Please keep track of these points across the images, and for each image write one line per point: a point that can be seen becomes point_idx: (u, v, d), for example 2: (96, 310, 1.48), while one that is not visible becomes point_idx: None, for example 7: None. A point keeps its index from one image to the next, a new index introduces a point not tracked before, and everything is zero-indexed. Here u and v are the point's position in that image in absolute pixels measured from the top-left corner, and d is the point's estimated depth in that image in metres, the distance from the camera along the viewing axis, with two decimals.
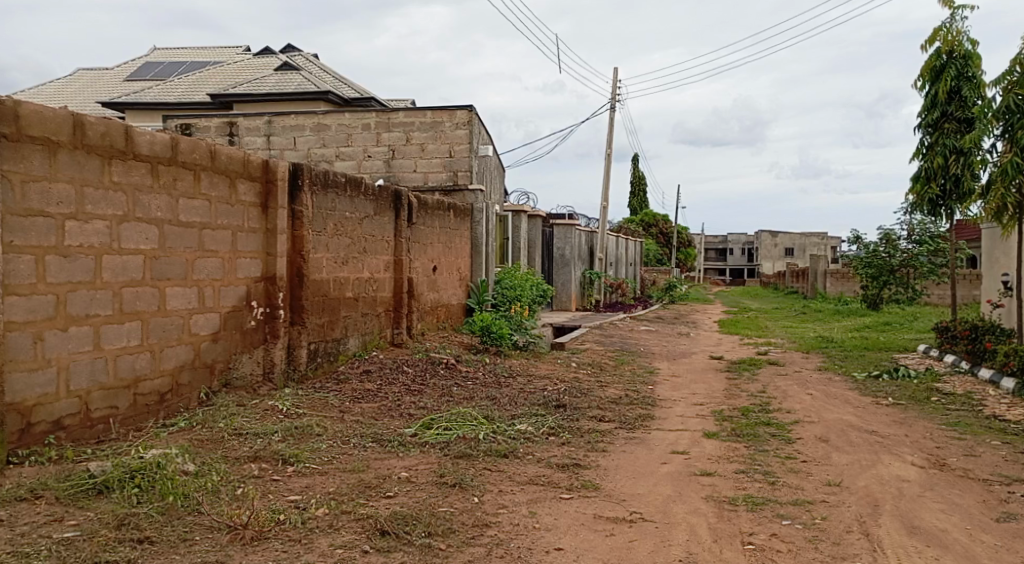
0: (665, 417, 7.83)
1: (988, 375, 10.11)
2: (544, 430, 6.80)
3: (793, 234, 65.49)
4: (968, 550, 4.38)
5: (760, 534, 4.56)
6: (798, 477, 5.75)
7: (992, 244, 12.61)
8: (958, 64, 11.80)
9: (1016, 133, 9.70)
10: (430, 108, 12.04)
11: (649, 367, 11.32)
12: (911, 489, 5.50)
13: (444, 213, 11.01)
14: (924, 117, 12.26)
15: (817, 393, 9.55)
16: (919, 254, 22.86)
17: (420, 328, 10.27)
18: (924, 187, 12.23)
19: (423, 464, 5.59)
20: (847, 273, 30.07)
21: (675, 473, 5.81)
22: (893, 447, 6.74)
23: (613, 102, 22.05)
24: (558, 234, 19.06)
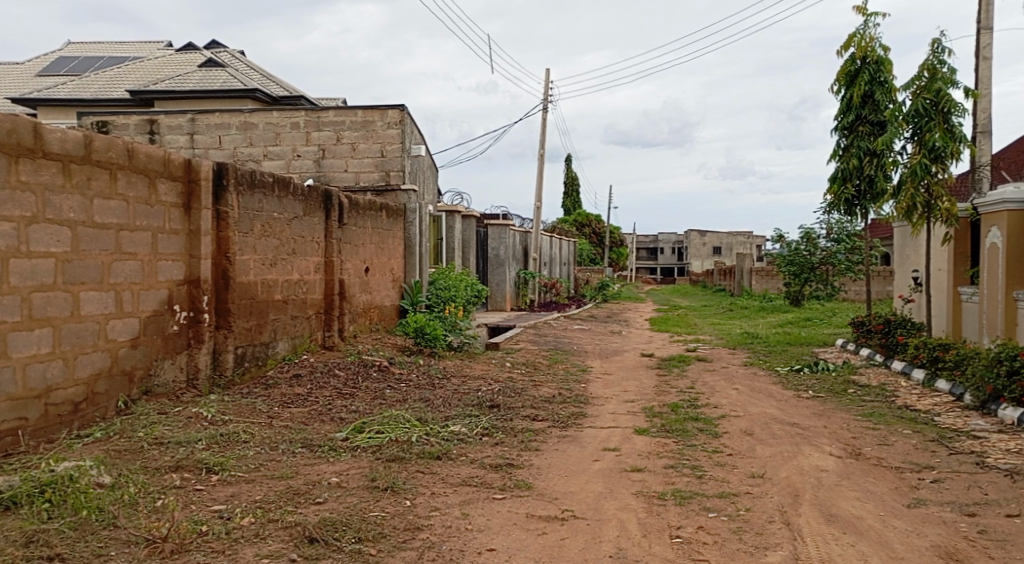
0: (597, 415, 7.93)
1: (901, 368, 10.58)
2: (477, 431, 6.80)
3: (720, 233, 67.15)
4: (881, 535, 4.57)
5: (687, 527, 4.66)
6: (724, 470, 5.91)
7: (903, 242, 13.19)
8: (871, 69, 12.28)
9: (924, 136, 10.19)
10: (360, 107, 11.91)
11: (582, 366, 11.46)
12: (829, 478, 5.71)
13: (376, 213, 10.90)
14: (840, 120, 12.74)
15: (743, 388, 9.82)
16: (837, 252, 23.81)
17: (352, 330, 10.15)
18: (841, 187, 12.75)
19: (354, 469, 5.52)
20: (771, 271, 31.03)
21: (606, 470, 5.89)
22: (813, 439, 6.98)
23: (545, 102, 22.21)
24: (493, 234, 19.03)
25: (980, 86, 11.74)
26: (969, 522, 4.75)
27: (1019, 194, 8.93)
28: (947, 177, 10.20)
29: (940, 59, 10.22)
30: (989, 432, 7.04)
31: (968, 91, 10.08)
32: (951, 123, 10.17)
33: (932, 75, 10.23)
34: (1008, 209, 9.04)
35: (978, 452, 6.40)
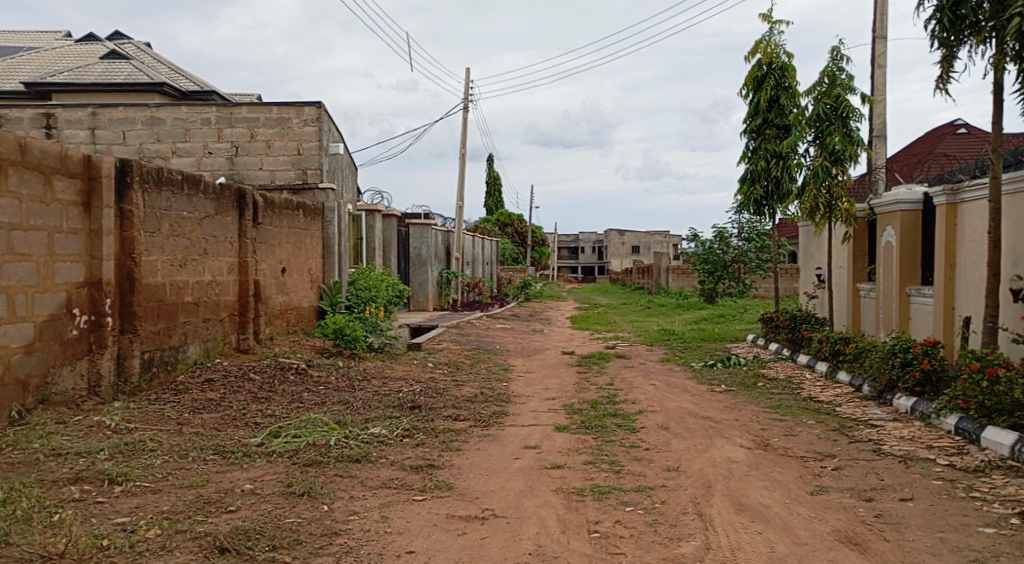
0: (518, 413, 7.97)
1: (807, 361, 11.04)
2: (398, 433, 6.74)
3: (638, 232, 68.49)
4: (787, 522, 4.76)
5: (605, 522, 4.74)
6: (641, 464, 6.04)
7: (808, 241, 13.75)
8: (776, 74, 12.74)
9: (826, 140, 10.65)
10: (275, 104, 11.64)
11: (504, 365, 11.50)
12: (740, 469, 5.91)
13: (292, 213, 10.66)
14: (748, 123, 13.19)
15: (659, 383, 10.07)
16: (748, 250, 24.72)
17: (268, 333, 9.90)
18: (750, 188, 13.24)
19: (269, 475, 5.39)
20: (687, 269, 31.90)
21: (527, 468, 5.93)
22: (725, 431, 7.20)
23: (466, 102, 22.18)
24: (415, 233, 18.83)
25: (877, 92, 12.35)
26: (867, 507, 5.00)
27: (912, 195, 9.41)
28: (846, 179, 10.68)
29: (840, 66, 10.69)
30: (885, 420, 7.42)
31: (865, 96, 10.58)
32: (849, 128, 10.67)
33: (832, 81, 10.69)
34: (901, 209, 9.52)
35: (875, 439, 6.73)
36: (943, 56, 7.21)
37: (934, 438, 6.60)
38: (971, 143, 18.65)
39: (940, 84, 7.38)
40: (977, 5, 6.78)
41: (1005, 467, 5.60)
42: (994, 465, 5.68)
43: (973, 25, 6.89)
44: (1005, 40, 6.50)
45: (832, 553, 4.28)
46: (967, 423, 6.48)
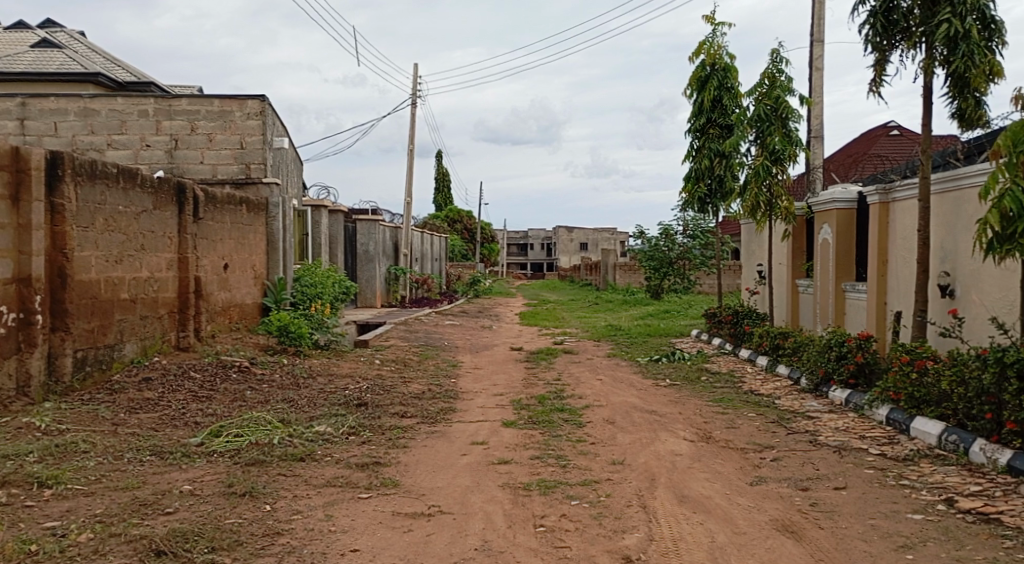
0: (466, 410, 7.96)
1: (748, 355, 11.29)
2: (343, 430, 6.67)
3: (586, 229, 68.97)
4: (727, 513, 4.86)
5: (550, 516, 4.78)
6: (587, 458, 6.10)
7: (750, 238, 14.04)
8: (719, 75, 12.96)
9: (766, 139, 10.89)
10: (217, 96, 11.41)
11: (452, 361, 11.49)
12: (683, 462, 6.01)
13: (234, 208, 10.45)
14: (692, 122, 13.39)
15: (606, 378, 10.19)
16: (693, 247, 25.01)
17: (210, 330, 9.69)
18: (694, 186, 13.48)
19: (209, 475, 5.28)
20: (634, 266, 32.26)
21: (474, 463, 5.93)
22: (669, 425, 7.31)
23: (414, 97, 22.02)
24: (362, 229, 18.65)
25: (814, 94, 12.67)
26: (803, 496, 5.14)
27: (847, 194, 9.65)
28: (786, 178, 10.95)
29: (779, 68, 10.93)
30: (821, 412, 7.64)
31: (803, 98, 10.85)
32: (788, 128, 10.93)
33: (772, 82, 10.92)
34: (837, 208, 9.74)
35: (812, 431, 6.93)
36: (876, 59, 7.43)
37: (866, 429, 6.81)
38: (904, 145, 19.23)
39: (874, 87, 7.60)
40: (908, 11, 7.02)
41: (932, 456, 5.82)
42: (922, 454, 5.89)
43: (904, 30, 7.12)
44: (934, 45, 6.75)
45: (769, 542, 4.39)
46: (897, 414, 6.71)
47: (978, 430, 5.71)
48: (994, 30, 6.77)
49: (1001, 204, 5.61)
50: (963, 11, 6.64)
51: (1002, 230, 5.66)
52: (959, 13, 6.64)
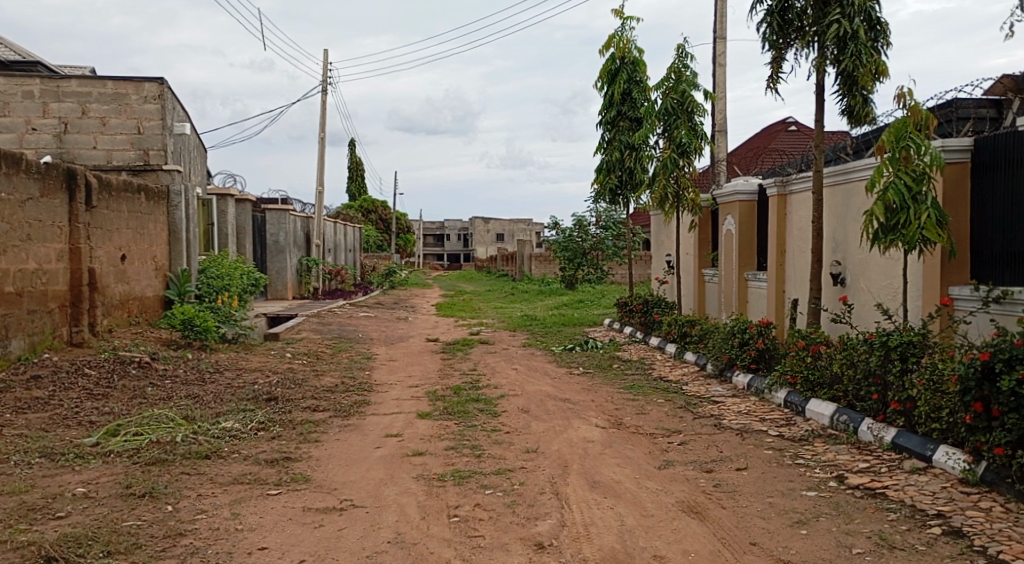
0: (380, 402, 7.88)
1: (658, 343, 11.59)
2: (251, 426, 6.50)
3: (502, 219, 69.20)
4: (636, 496, 4.98)
5: (464, 506, 4.78)
6: (501, 447, 6.13)
7: (659, 230, 14.40)
8: (629, 69, 13.18)
9: (673, 133, 11.17)
10: (110, 78, 10.88)
11: (366, 353, 11.35)
12: (594, 448, 6.12)
13: (131, 196, 10.00)
14: (603, 115, 13.60)
15: (521, 367, 10.29)
16: (605, 238, 25.59)
17: (106, 325, 9.25)
18: (606, 177, 13.72)
19: (105, 477, 5.06)
20: (549, 257, 32.69)
21: (387, 456, 5.88)
22: (581, 412, 7.43)
23: (325, 84, 21.56)
24: (271, 219, 18.18)
25: (718, 89, 13.07)
26: (707, 478, 5.32)
27: (748, 185, 10.02)
28: (692, 171, 11.30)
29: (685, 63, 11.20)
30: (725, 396, 7.92)
31: (707, 93, 11.17)
32: (694, 122, 11.24)
33: (678, 77, 11.18)
34: (740, 200, 10.10)
35: (716, 415, 7.17)
36: (773, 57, 7.71)
37: (766, 411, 7.10)
38: (802, 141, 20.14)
39: (772, 84, 7.88)
40: (802, 11, 7.32)
41: (825, 435, 6.11)
42: (817, 433, 6.18)
43: (798, 29, 7.43)
44: (825, 44, 7.07)
45: (675, 523, 4.53)
46: (794, 396, 7.02)
47: (865, 410, 6.04)
48: (880, 31, 7.13)
49: (885, 196, 5.97)
50: (852, 12, 6.97)
51: (886, 221, 5.99)
52: (848, 14, 6.98)
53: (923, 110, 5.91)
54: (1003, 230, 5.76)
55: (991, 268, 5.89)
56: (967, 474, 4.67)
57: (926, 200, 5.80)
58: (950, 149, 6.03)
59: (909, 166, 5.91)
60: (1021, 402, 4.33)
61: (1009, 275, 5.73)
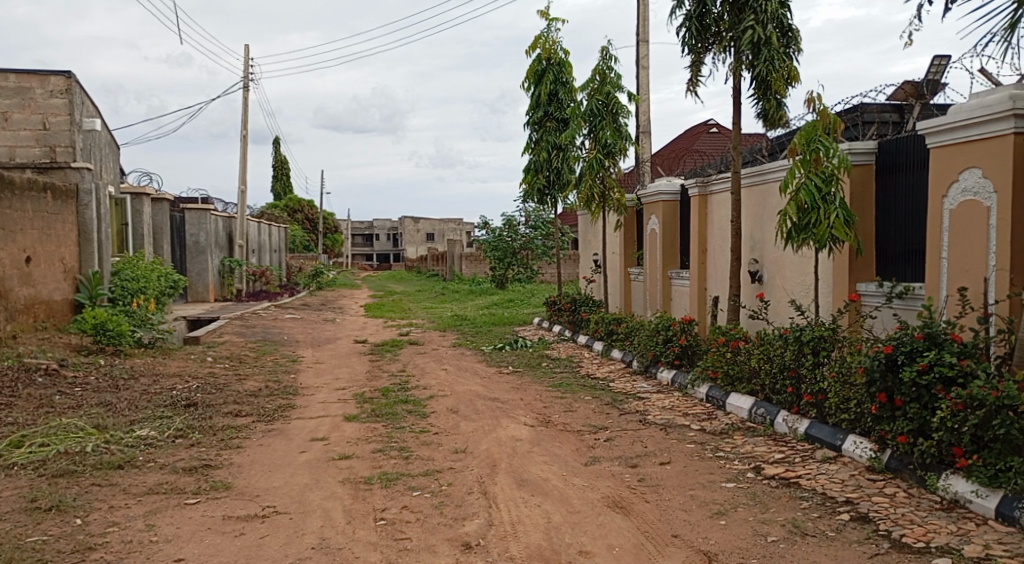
0: (306, 405, 7.74)
1: (585, 341, 11.74)
2: (169, 433, 6.30)
3: (432, 219, 68.85)
4: (563, 493, 5.04)
5: (392, 508, 4.75)
6: (429, 448, 6.11)
7: (587, 229, 14.61)
8: (555, 69, 13.30)
9: (598, 133, 11.32)
10: (13, 71, 10.39)
11: (292, 356, 11.14)
12: (522, 446, 6.16)
13: (36, 194, 9.58)
14: (530, 115, 13.69)
15: (450, 367, 10.27)
16: (535, 238, 25.74)
17: (10, 331, 8.81)
18: (534, 178, 13.82)
19: (9, 491, 4.84)
20: (479, 256, 32.72)
21: (313, 460, 5.79)
22: (510, 411, 7.46)
23: (246, 80, 21.03)
24: (190, 219, 17.66)
25: (642, 90, 13.31)
26: (632, 473, 5.43)
27: (671, 186, 10.28)
28: (617, 171, 11.50)
29: (609, 65, 11.38)
30: (650, 392, 8.08)
31: (631, 94, 11.38)
32: (619, 123, 11.42)
33: (603, 78, 11.35)
34: (663, 200, 10.36)
35: (641, 410, 7.31)
36: (692, 61, 7.91)
37: (689, 406, 7.29)
38: (722, 143, 20.72)
39: (691, 87, 8.09)
40: (719, 17, 7.51)
41: (744, 428, 6.31)
42: (735, 427, 6.38)
43: (716, 34, 7.64)
44: (741, 50, 7.29)
45: (601, 518, 4.60)
46: (715, 391, 7.24)
47: (781, 403, 6.28)
48: (791, 39, 7.39)
49: (797, 197, 6.19)
50: (765, 19, 7.20)
51: (798, 221, 6.22)
52: (761, 21, 7.21)
53: (831, 114, 6.15)
54: (906, 229, 6.05)
55: (895, 265, 6.18)
56: (873, 462, 4.91)
57: (835, 200, 6.05)
58: (856, 152, 6.30)
59: (819, 168, 6.14)
60: (921, 393, 4.53)
61: (911, 271, 6.02)
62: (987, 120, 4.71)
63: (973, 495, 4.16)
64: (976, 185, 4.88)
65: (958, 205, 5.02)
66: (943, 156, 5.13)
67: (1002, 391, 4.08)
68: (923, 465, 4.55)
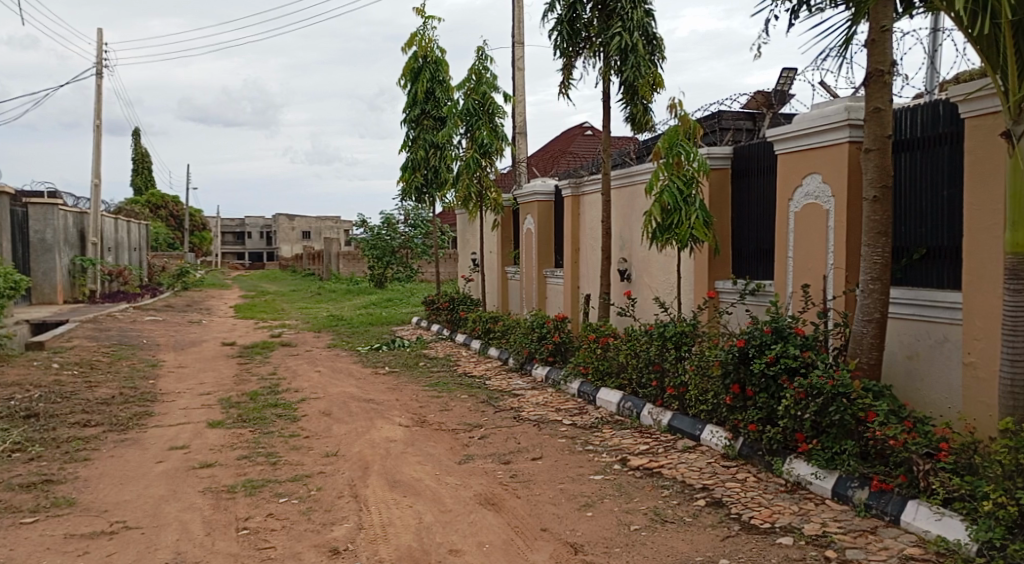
0: (165, 412, 7.37)
1: (463, 340, 11.77)
2: (6, 448, 5.83)
3: (308, 217, 67.03)
4: (435, 493, 5.04)
5: (255, 517, 4.60)
6: (299, 453, 5.96)
7: (465, 228, 14.66)
8: (431, 68, 13.25)
9: (474, 133, 11.37)
10: None
11: (151, 360, 10.56)
12: (396, 447, 6.10)
13: None
14: (407, 113, 13.58)
15: (324, 369, 10.04)
16: (414, 237, 25.55)
17: None
18: (412, 176, 13.74)
19: None
20: (357, 255, 32.20)
21: (170, 470, 5.52)
22: (384, 412, 7.38)
23: (99, 67, 19.71)
24: (36, 214, 16.42)
25: (518, 91, 13.49)
26: (504, 469, 5.50)
27: (546, 186, 10.47)
28: (494, 171, 11.60)
29: (485, 65, 11.45)
30: (525, 389, 8.21)
31: (507, 95, 11.50)
32: (495, 123, 11.51)
33: (479, 78, 11.41)
34: (538, 200, 10.54)
35: (516, 407, 7.41)
36: (564, 64, 8.07)
37: (561, 401, 7.45)
38: (595, 145, 21.30)
39: (564, 89, 8.27)
40: (589, 22, 7.71)
41: (612, 421, 6.52)
42: (605, 420, 6.58)
43: (586, 39, 7.81)
44: (610, 55, 7.52)
45: (472, 516, 4.63)
46: (586, 385, 7.43)
47: (646, 396, 6.52)
48: (656, 46, 7.69)
49: (660, 198, 6.44)
50: (632, 27, 7.44)
51: (662, 221, 6.47)
52: (628, 28, 7.44)
53: (692, 120, 6.45)
54: (758, 230, 6.42)
55: (749, 264, 6.55)
56: (728, 449, 5.19)
57: (695, 202, 6.35)
58: (714, 157, 6.62)
59: (680, 171, 6.42)
60: (769, 383, 4.83)
61: (762, 270, 6.39)
62: (826, 129, 5.08)
63: (813, 477, 4.48)
64: (816, 189, 5.25)
65: (801, 208, 5.38)
66: (789, 161, 5.49)
67: (838, 379, 4.41)
68: (771, 451, 4.86)
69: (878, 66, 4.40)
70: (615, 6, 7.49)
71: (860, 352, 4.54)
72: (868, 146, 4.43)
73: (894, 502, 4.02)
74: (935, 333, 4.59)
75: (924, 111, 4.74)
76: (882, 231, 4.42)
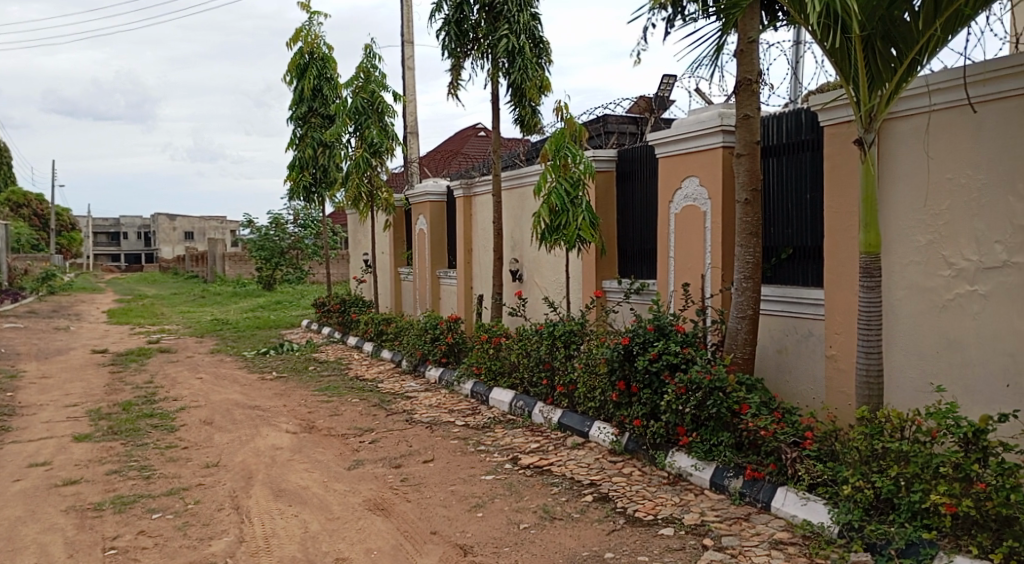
0: (25, 427, 6.86)
1: (355, 342, 11.55)
2: None
3: (191, 217, 64.19)
4: (323, 501, 4.91)
5: (125, 535, 4.35)
6: (175, 465, 5.68)
7: (356, 229, 14.40)
8: (318, 64, 12.94)
9: (364, 132, 11.17)
10: None
11: (11, 371, 9.81)
12: (282, 455, 5.91)
13: None
14: (294, 110, 13.20)
15: (206, 376, 9.61)
16: (304, 237, 24.83)
17: None
18: (299, 175, 13.35)
19: None
20: (243, 256, 31.08)
21: (30, 489, 5.14)
22: (271, 419, 7.14)
23: None
24: None
25: (408, 91, 13.36)
26: (395, 473, 5.42)
27: (437, 187, 10.42)
28: (385, 171, 11.43)
29: (373, 64, 11.28)
30: (418, 391, 8.14)
31: (396, 94, 11.38)
32: (384, 122, 11.36)
33: (367, 76, 11.23)
34: (430, 200, 10.46)
35: (408, 410, 7.33)
36: (452, 65, 8.05)
37: (454, 402, 7.42)
38: (488, 146, 21.35)
39: (453, 90, 8.25)
40: (476, 23, 7.70)
41: (504, 421, 6.55)
42: (497, 420, 6.61)
43: (473, 40, 7.80)
44: (498, 57, 7.56)
45: (360, 522, 4.54)
46: (479, 386, 7.44)
47: (538, 394, 6.59)
48: (542, 50, 7.80)
49: (548, 200, 6.52)
50: (518, 30, 7.52)
51: (550, 222, 6.55)
52: (515, 31, 7.51)
53: (577, 123, 6.58)
54: (641, 231, 6.60)
55: (633, 263, 6.73)
56: (615, 444, 5.31)
57: (581, 204, 6.46)
58: (599, 159, 6.76)
59: (567, 172, 6.51)
60: (652, 379, 4.96)
61: (646, 269, 6.59)
62: (702, 134, 5.28)
63: (693, 469, 4.64)
64: (695, 191, 5.44)
65: (681, 209, 5.57)
66: (669, 164, 5.66)
67: (715, 374, 4.57)
68: (654, 445, 5.01)
69: (747, 75, 4.60)
70: (501, 9, 7.52)
71: (734, 348, 4.74)
72: (739, 150, 4.62)
73: (766, 489, 4.22)
74: (802, 328, 4.84)
75: (790, 119, 5.00)
76: (753, 232, 4.62)
